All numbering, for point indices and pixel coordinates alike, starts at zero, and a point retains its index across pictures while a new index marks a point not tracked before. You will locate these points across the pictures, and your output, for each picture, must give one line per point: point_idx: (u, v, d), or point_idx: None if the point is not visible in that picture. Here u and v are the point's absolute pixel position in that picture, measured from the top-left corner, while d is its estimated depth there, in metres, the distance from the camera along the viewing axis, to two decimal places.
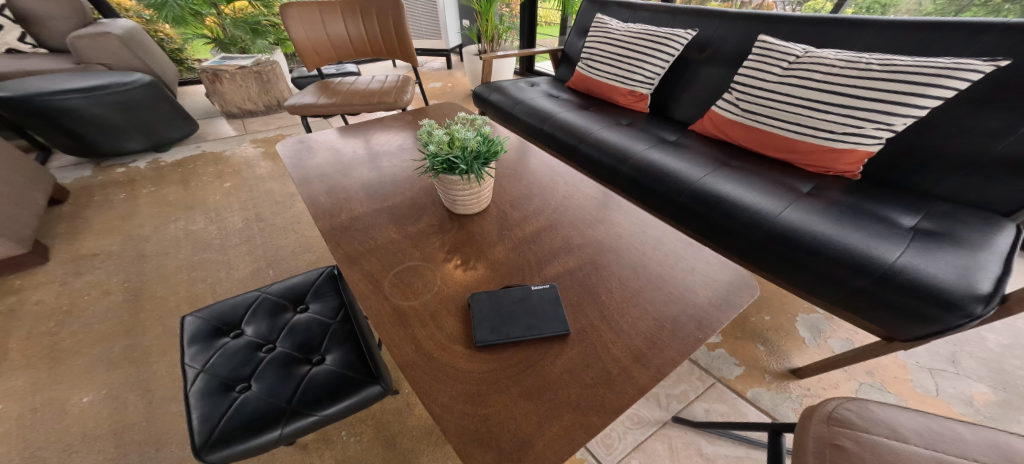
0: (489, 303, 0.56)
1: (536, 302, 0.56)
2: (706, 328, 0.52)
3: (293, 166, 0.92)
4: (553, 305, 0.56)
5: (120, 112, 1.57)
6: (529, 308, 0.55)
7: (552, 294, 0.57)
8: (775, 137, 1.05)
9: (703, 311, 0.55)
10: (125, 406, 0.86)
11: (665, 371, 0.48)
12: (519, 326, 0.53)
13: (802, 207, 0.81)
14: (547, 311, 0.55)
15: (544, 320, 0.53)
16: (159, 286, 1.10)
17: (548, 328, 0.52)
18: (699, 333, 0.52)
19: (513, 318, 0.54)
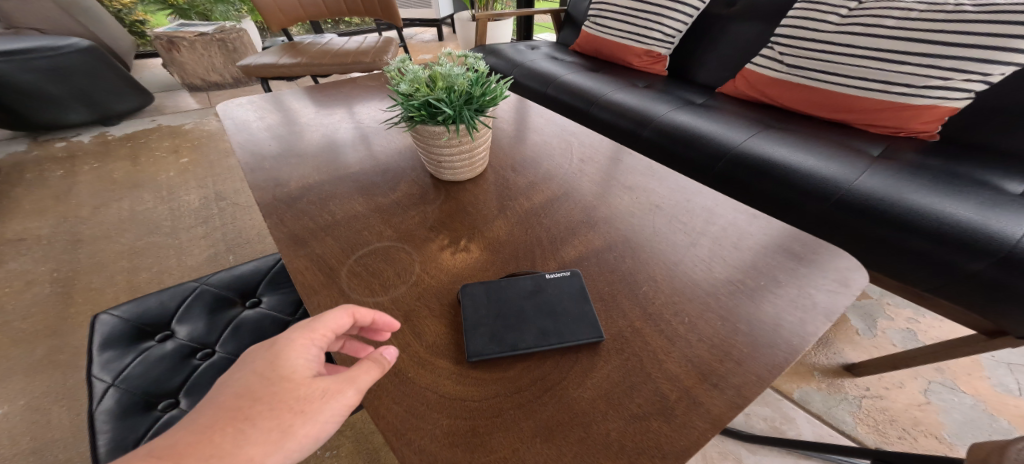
0: (489, 298, 0.40)
1: (552, 297, 0.40)
2: (801, 331, 0.35)
3: (238, 128, 0.74)
4: (577, 302, 0.40)
5: (54, 80, 1.36)
6: (543, 306, 0.39)
7: (577, 284, 0.41)
8: (830, 94, 0.88)
9: (793, 303, 0.37)
10: (44, 419, 0.70)
11: (750, 396, 0.31)
12: (531, 332, 0.37)
13: (877, 174, 0.65)
14: (570, 311, 0.39)
15: (570, 323, 0.37)
16: (95, 276, 0.93)
17: (570, 335, 0.36)
18: (795, 337, 0.34)
19: (522, 319, 0.38)
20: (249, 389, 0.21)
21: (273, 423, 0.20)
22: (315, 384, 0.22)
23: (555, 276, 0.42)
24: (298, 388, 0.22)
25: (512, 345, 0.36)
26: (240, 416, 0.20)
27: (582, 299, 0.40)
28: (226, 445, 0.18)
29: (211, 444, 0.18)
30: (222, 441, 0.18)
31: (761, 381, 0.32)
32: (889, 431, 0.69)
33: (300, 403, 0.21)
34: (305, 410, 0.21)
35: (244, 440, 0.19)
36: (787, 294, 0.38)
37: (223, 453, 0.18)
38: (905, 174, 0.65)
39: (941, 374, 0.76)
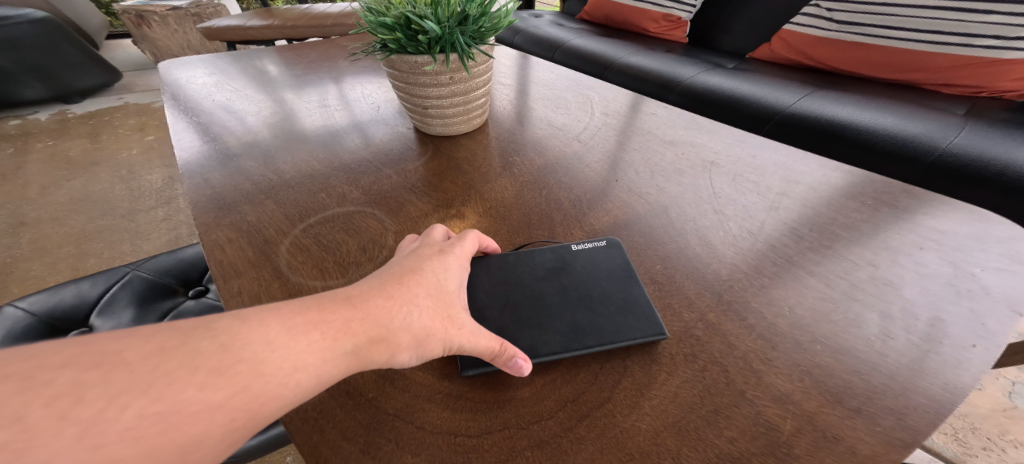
0: (494, 280, 0.27)
1: (584, 278, 0.27)
2: (971, 327, 0.23)
3: (182, 84, 0.61)
4: (620, 285, 0.27)
5: (5, 51, 1.22)
6: (571, 292, 0.26)
7: (620, 257, 0.29)
8: (895, 52, 0.78)
9: (949, 288, 0.25)
10: None
11: (924, 431, 0.19)
12: (558, 329, 0.24)
13: (969, 135, 0.53)
14: (611, 298, 0.26)
15: (622, 313, 0.25)
16: (35, 262, 0.81)
17: (622, 334, 0.24)
18: (970, 341, 0.22)
19: (543, 310, 0.25)
20: (421, 278, 0.21)
21: (428, 320, 0.20)
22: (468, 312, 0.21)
23: (582, 249, 0.29)
24: (450, 303, 0.21)
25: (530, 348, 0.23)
26: (409, 296, 0.20)
27: (627, 280, 0.28)
28: (392, 317, 0.19)
29: (382, 312, 0.19)
30: (391, 314, 0.19)
31: (935, 405, 0.20)
32: (972, 441, 0.57)
33: (449, 319, 0.20)
34: (451, 324, 0.20)
35: (406, 320, 0.19)
36: (937, 273, 0.26)
37: (387, 327, 0.18)
38: (1012, 136, 0.53)
39: None
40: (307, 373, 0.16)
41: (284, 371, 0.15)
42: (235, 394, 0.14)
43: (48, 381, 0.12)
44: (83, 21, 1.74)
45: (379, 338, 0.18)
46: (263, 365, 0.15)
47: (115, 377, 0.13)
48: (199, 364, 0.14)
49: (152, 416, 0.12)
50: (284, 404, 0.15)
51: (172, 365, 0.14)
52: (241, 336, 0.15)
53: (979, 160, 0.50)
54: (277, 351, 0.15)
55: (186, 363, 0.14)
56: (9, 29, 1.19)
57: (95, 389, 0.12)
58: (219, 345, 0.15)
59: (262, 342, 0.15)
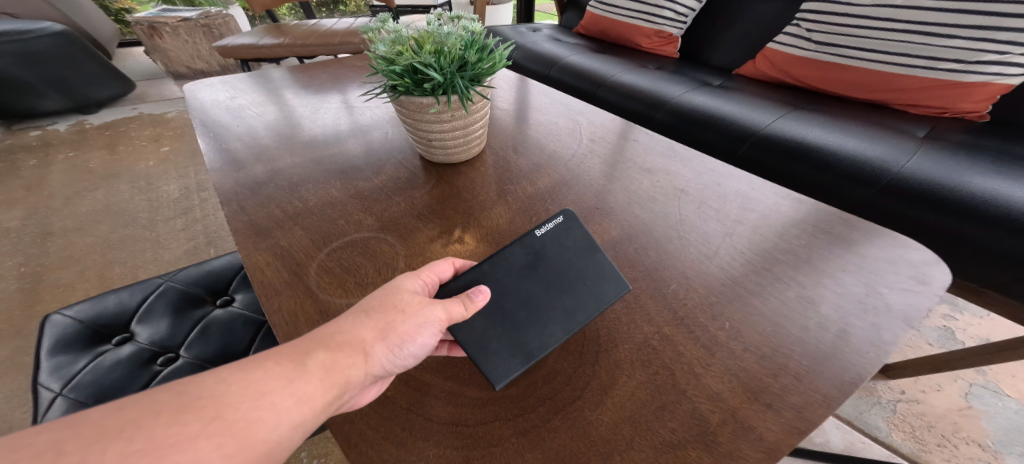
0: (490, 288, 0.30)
1: (554, 259, 0.32)
2: (872, 340, 0.28)
3: (203, 109, 0.66)
4: (583, 256, 0.33)
5: (24, 64, 1.27)
6: (550, 279, 0.31)
7: (582, 232, 0.34)
8: (868, 74, 0.83)
9: (860, 305, 0.31)
10: (8, 424, 0.65)
11: (815, 421, 0.25)
12: (556, 320, 0.30)
13: (930, 157, 0.59)
14: (582, 274, 0.32)
15: (597, 288, 0.32)
16: (65, 271, 0.87)
17: (604, 293, 0.32)
18: (867, 348, 0.28)
19: (539, 304, 0.30)
20: (372, 294, 0.26)
21: (380, 319, 0.24)
22: (416, 297, 0.26)
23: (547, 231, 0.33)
24: (401, 301, 0.25)
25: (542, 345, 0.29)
26: (364, 306, 0.25)
27: (592, 250, 0.33)
28: (346, 328, 0.23)
29: (330, 331, 0.23)
30: (340, 328, 0.23)
31: (828, 400, 0.25)
32: (927, 438, 0.63)
33: (402, 306, 0.25)
34: (405, 318, 0.24)
35: (358, 325, 0.23)
36: (853, 292, 0.32)
37: (342, 336, 0.22)
38: (964, 159, 0.58)
39: (982, 376, 0.70)
40: (278, 394, 0.19)
41: (249, 397, 0.18)
42: (208, 424, 0.17)
43: (29, 444, 0.14)
44: (98, 33, 1.80)
45: (337, 346, 0.22)
46: (225, 397, 0.18)
47: (86, 433, 0.15)
48: (162, 410, 0.17)
49: (132, 454, 0.15)
50: (269, 426, 0.18)
51: (136, 414, 0.16)
52: (201, 380, 0.18)
53: (930, 182, 0.55)
54: (235, 383, 0.19)
55: (150, 410, 0.17)
56: (30, 42, 1.26)
57: (72, 444, 0.15)
58: (176, 391, 0.18)
59: (217, 381, 0.19)
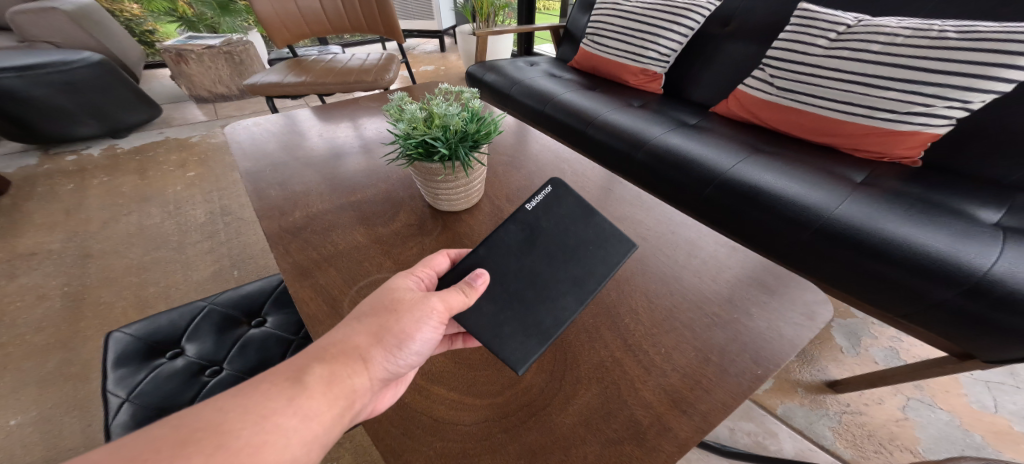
0: (500, 267, 0.40)
1: (548, 229, 0.42)
2: (762, 361, 0.39)
3: (242, 152, 0.76)
4: (579, 221, 0.43)
5: (66, 94, 1.40)
6: (549, 251, 0.41)
7: (570, 198, 0.44)
8: (820, 119, 0.93)
9: (759, 336, 0.42)
10: (59, 428, 0.74)
11: (713, 422, 0.35)
12: (567, 294, 0.39)
13: (862, 201, 0.69)
14: (585, 240, 0.43)
15: (605, 249, 0.42)
16: (104, 291, 0.97)
17: (616, 256, 0.42)
18: (757, 368, 0.39)
19: (542, 272, 0.40)
20: (361, 306, 0.32)
21: (369, 328, 0.30)
22: (407, 295, 0.34)
23: (536, 204, 0.43)
24: (387, 310, 0.32)
25: (557, 323, 0.38)
26: (358, 314, 0.32)
27: (588, 214, 0.44)
28: (337, 345, 0.29)
29: (321, 352, 0.28)
30: (332, 345, 0.29)
31: (725, 407, 0.36)
32: (866, 445, 0.72)
33: (392, 310, 0.32)
34: (398, 318, 0.31)
35: (346, 338, 0.30)
36: (757, 326, 0.43)
37: (332, 355, 0.28)
38: (890, 204, 0.67)
39: (920, 390, 0.79)
40: (281, 415, 0.24)
41: (249, 425, 0.23)
42: (213, 454, 0.21)
43: None
44: (126, 58, 1.95)
45: (331, 361, 0.28)
46: (223, 428, 0.22)
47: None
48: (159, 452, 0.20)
49: None
50: (276, 444, 0.23)
51: (138, 456, 0.20)
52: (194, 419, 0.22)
53: (857, 226, 0.64)
54: (229, 411, 0.23)
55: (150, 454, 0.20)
56: (70, 72, 1.38)
57: None
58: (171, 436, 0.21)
59: (214, 412, 0.23)
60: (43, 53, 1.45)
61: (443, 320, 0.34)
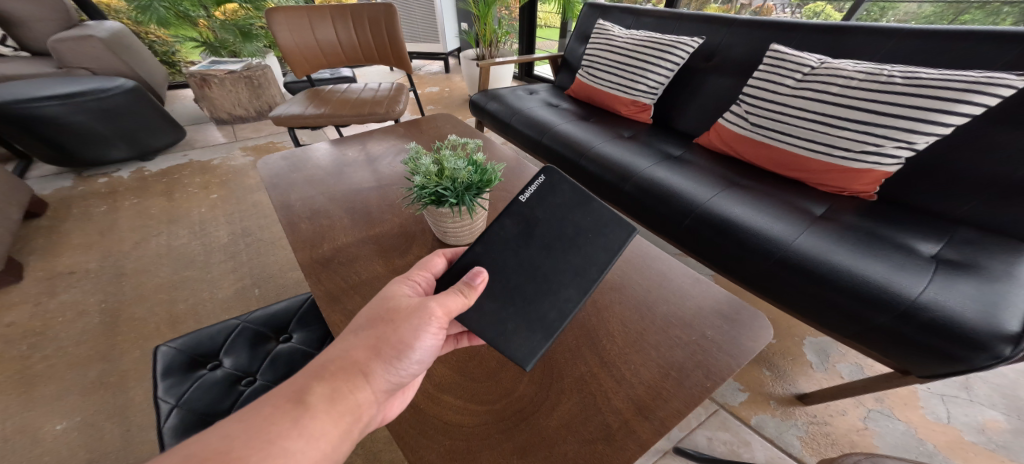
0: (505, 256, 0.49)
1: (544, 218, 0.50)
2: (711, 375, 0.49)
3: (272, 185, 0.86)
4: (573, 208, 0.51)
5: (103, 120, 1.53)
6: (547, 243, 0.49)
7: (568, 190, 0.52)
8: (787, 154, 0.99)
9: (713, 351, 0.52)
10: (101, 433, 0.82)
11: (669, 425, 0.44)
12: (570, 284, 0.47)
13: (817, 234, 0.78)
14: (582, 225, 0.50)
15: (609, 234, 0.49)
16: (137, 307, 1.07)
17: (616, 241, 0.49)
18: (707, 381, 0.49)
19: (546, 257, 0.48)
20: (366, 317, 0.40)
21: (367, 342, 0.38)
22: (405, 300, 0.42)
23: (528, 195, 0.51)
24: (386, 323, 0.39)
25: (562, 310, 0.45)
26: (358, 327, 0.39)
27: (587, 204, 0.51)
28: (337, 364, 0.36)
29: (321, 374, 0.35)
30: (334, 364, 0.36)
31: (679, 413, 0.45)
32: (828, 453, 0.80)
33: (389, 323, 0.39)
34: (395, 330, 0.39)
35: (344, 355, 0.37)
36: (712, 344, 0.53)
37: (331, 372, 0.35)
38: (841, 236, 0.77)
39: (880, 403, 0.87)
40: (287, 439, 0.30)
41: (258, 447, 0.29)
42: None
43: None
44: (151, 80, 2.09)
45: (332, 377, 0.35)
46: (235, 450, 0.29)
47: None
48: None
49: None
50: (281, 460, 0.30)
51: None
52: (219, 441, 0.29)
53: (810, 256, 0.74)
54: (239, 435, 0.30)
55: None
56: (107, 99, 1.51)
57: None
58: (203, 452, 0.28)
59: (225, 437, 0.30)
60: (81, 81, 1.57)
61: (442, 323, 0.42)
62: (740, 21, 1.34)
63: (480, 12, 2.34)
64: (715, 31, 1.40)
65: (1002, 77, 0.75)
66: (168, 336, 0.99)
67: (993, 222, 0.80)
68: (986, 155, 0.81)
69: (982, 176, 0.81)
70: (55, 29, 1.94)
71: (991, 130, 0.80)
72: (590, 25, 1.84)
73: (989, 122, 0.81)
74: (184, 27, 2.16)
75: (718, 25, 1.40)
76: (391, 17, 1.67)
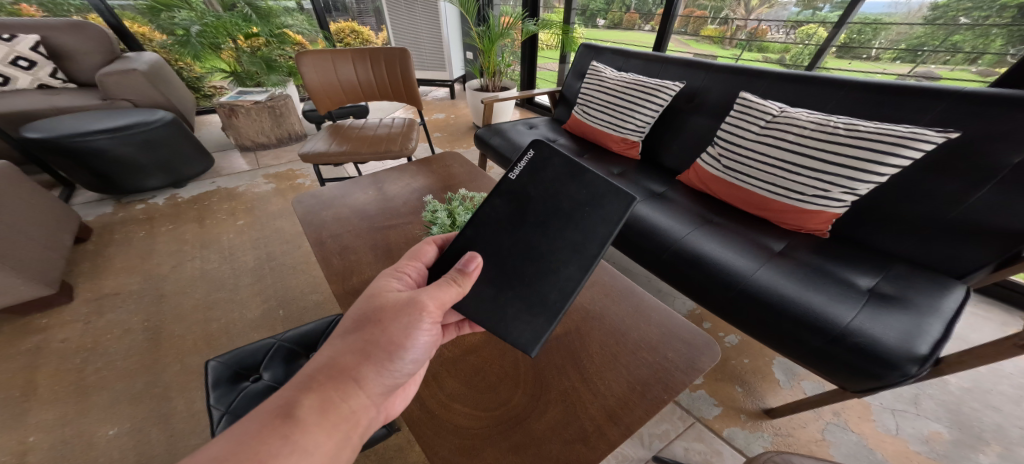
0: (508, 231, 0.60)
1: (535, 192, 0.61)
2: (669, 389, 0.62)
3: (306, 222, 1.00)
4: (565, 181, 0.61)
5: (145, 150, 1.69)
6: (543, 220, 0.59)
7: (561, 168, 0.61)
8: (752, 195, 1.09)
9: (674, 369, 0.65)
10: (148, 439, 0.94)
11: (633, 428, 0.57)
12: (571, 260, 0.57)
13: (773, 268, 0.90)
14: (576, 198, 0.59)
15: (607, 205, 0.58)
16: (176, 326, 1.20)
17: (617, 211, 0.57)
18: (666, 394, 0.61)
19: (544, 231, 0.59)
20: (357, 324, 0.49)
21: (356, 347, 0.47)
22: (394, 296, 0.52)
23: (518, 172, 0.63)
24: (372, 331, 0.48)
25: (563, 282, 0.56)
26: (348, 338, 0.48)
27: (582, 177, 0.60)
28: (326, 377, 0.44)
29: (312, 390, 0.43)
30: (324, 378, 0.44)
31: (641, 420, 0.58)
32: None
33: (373, 328, 0.48)
34: (381, 331, 0.48)
35: (335, 365, 0.45)
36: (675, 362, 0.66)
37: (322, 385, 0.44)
38: (792, 270, 0.89)
39: (837, 416, 0.98)
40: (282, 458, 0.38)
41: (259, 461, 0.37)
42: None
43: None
44: (182, 108, 2.26)
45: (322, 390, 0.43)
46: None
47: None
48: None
49: None
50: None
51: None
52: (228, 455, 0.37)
53: (765, 288, 0.85)
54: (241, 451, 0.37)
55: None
56: (149, 131, 1.69)
57: None
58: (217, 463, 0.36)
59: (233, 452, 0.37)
60: (124, 114, 1.75)
61: (435, 312, 0.51)
62: (716, 67, 1.41)
63: (484, 45, 2.52)
64: (695, 76, 1.48)
65: (924, 133, 0.86)
66: (205, 352, 1.12)
67: (925, 256, 0.93)
68: (920, 199, 0.92)
69: (918, 217, 0.93)
70: (99, 61, 2.14)
71: (926, 178, 0.91)
72: (585, 63, 1.95)
73: (924, 170, 0.92)
74: (211, 56, 2.31)
75: (698, 69, 1.47)
76: (405, 59, 1.86)
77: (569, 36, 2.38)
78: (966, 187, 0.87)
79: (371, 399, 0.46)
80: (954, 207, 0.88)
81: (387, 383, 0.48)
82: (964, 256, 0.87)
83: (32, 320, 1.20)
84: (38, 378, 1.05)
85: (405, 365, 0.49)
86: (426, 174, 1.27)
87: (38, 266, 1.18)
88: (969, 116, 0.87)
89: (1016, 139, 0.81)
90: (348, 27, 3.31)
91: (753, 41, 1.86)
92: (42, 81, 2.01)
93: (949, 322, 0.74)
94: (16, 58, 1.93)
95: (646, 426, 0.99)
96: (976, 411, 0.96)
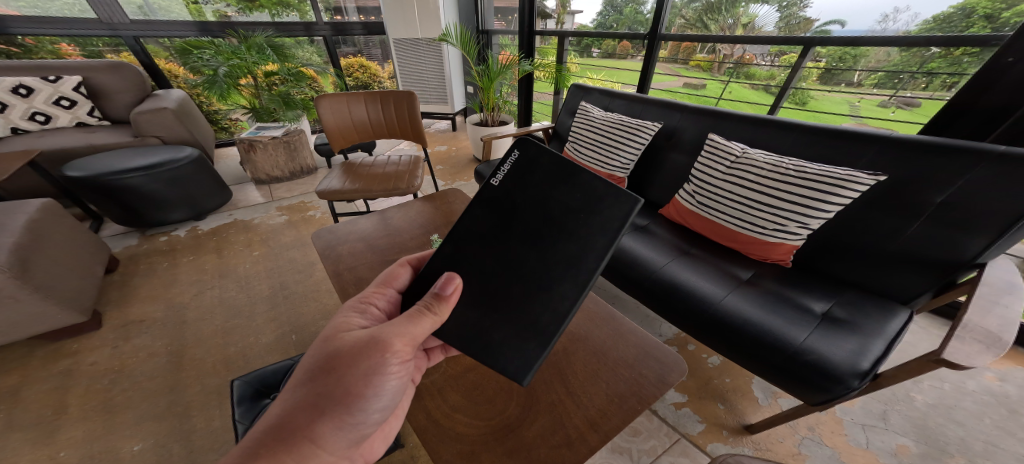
0: (497, 231, 0.65)
1: (521, 197, 0.65)
2: (642, 400, 0.71)
3: (324, 254, 1.13)
4: (552, 184, 0.64)
5: (171, 186, 1.84)
6: (548, 216, 0.63)
7: (559, 172, 0.64)
8: (723, 228, 1.22)
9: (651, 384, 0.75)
10: (168, 454, 1.00)
11: (611, 433, 0.66)
12: (569, 277, 0.60)
13: (740, 295, 1.01)
14: (567, 201, 0.63)
15: (612, 204, 0.61)
16: (197, 349, 1.29)
17: (622, 208, 0.60)
18: (640, 402, 0.71)
19: (542, 220, 0.63)
20: (316, 374, 0.53)
21: (313, 399, 0.51)
22: (355, 335, 0.56)
23: (501, 177, 0.67)
24: (330, 382, 0.52)
25: (562, 298, 0.59)
26: (302, 396, 0.51)
27: (578, 176, 0.63)
28: (282, 439, 0.48)
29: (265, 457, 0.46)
30: (280, 438, 0.48)
31: (619, 426, 0.67)
32: None
33: (331, 378, 0.53)
34: (339, 383, 0.53)
35: (292, 423, 0.49)
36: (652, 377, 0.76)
37: (277, 448, 0.47)
38: (754, 298, 1.00)
39: (813, 431, 1.06)
40: None
41: None
42: None
43: None
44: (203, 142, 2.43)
45: (278, 453, 0.47)
46: None
47: None
48: None
49: None
50: None
51: None
52: None
53: (733, 315, 0.96)
54: None
55: None
56: (176, 169, 1.84)
57: None
58: None
59: None
60: (151, 151, 1.90)
61: (404, 349, 0.57)
62: (691, 108, 1.53)
63: (484, 82, 2.71)
64: (670, 117, 1.59)
65: (858, 176, 1.00)
66: (224, 374, 1.21)
67: (874, 282, 1.05)
68: (867, 233, 1.04)
69: (867, 248, 1.05)
70: (130, 100, 2.33)
71: (868, 213, 1.04)
72: (576, 102, 2.02)
73: (869, 206, 1.04)
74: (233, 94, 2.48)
75: (674, 110, 1.58)
76: (412, 101, 2.04)
77: (562, 74, 2.60)
78: (902, 222, 1.00)
79: (330, 454, 0.51)
80: (894, 239, 1.00)
81: (346, 436, 0.53)
82: (908, 283, 0.99)
83: (64, 344, 1.30)
84: (67, 398, 1.13)
85: (362, 415, 0.54)
86: (429, 209, 1.40)
87: (75, 295, 1.29)
88: (899, 159, 1.02)
89: (937, 182, 0.95)
90: (356, 63, 3.51)
91: (740, 68, 2.02)
92: (80, 119, 2.19)
93: (890, 342, 0.86)
94: (59, 98, 2.12)
95: (634, 443, 1.05)
96: (942, 425, 1.04)
